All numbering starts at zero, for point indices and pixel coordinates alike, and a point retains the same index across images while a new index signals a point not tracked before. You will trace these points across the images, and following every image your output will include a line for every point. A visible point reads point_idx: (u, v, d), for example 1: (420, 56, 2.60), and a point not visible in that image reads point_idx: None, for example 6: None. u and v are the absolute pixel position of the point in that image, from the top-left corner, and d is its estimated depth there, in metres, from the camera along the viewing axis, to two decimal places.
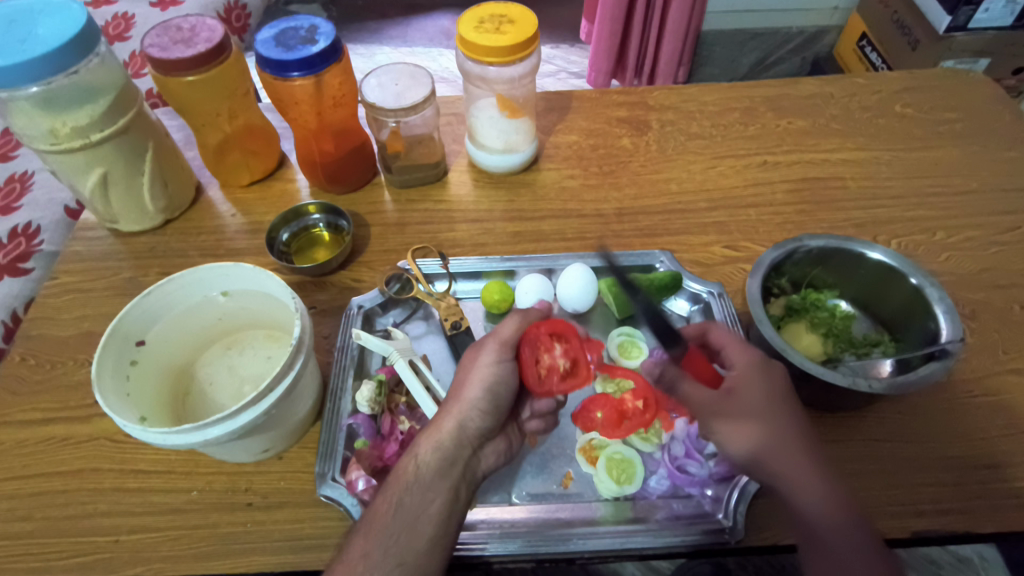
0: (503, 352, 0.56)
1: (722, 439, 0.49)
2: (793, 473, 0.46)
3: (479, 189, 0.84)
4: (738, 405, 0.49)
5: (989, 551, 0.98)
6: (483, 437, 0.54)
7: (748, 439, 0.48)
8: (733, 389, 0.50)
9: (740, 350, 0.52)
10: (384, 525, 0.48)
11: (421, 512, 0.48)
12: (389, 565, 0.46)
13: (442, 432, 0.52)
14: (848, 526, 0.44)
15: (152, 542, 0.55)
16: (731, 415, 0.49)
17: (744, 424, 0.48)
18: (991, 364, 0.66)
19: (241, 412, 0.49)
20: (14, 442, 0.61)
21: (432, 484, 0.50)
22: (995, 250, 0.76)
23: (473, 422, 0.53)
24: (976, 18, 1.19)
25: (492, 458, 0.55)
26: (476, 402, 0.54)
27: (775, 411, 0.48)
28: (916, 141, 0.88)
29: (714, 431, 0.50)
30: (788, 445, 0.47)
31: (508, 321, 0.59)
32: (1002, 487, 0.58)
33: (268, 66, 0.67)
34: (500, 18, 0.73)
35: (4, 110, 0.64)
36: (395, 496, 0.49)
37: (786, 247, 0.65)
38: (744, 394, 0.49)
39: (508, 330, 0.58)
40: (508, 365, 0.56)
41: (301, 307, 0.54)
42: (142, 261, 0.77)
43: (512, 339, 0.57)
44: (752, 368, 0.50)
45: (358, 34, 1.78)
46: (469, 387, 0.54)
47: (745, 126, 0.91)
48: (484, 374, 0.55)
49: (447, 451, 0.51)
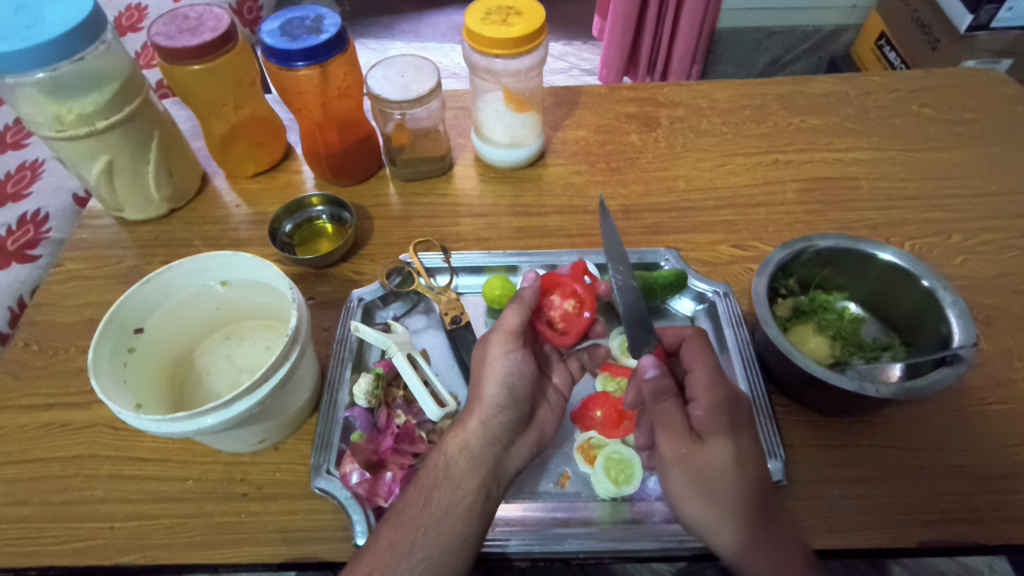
0: (509, 343, 0.54)
1: (675, 483, 0.48)
2: (734, 529, 0.45)
3: (485, 183, 0.83)
4: (705, 446, 0.47)
5: (1000, 563, 0.95)
6: (511, 432, 0.53)
7: (703, 486, 0.46)
8: (701, 426, 0.48)
9: (707, 383, 0.49)
10: (412, 516, 0.48)
11: (449, 509, 0.48)
12: (416, 558, 0.46)
13: (467, 433, 0.52)
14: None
15: (147, 529, 0.55)
16: (697, 456, 0.47)
17: (709, 470, 0.46)
18: (1005, 371, 0.64)
19: (235, 400, 0.48)
20: (14, 427, 0.62)
21: (461, 481, 0.49)
22: (1013, 254, 0.74)
23: (496, 419, 0.52)
24: (999, 17, 1.15)
25: (525, 450, 0.54)
26: (495, 400, 0.53)
27: (743, 456, 0.47)
28: (931, 141, 0.86)
29: (670, 475, 0.48)
30: (741, 497, 0.46)
31: (510, 309, 0.56)
32: (1014, 499, 0.56)
33: (272, 55, 0.67)
34: (507, 10, 0.72)
35: (11, 96, 0.64)
36: (424, 490, 0.49)
37: (794, 247, 0.63)
38: (714, 432, 0.47)
39: (511, 319, 0.55)
40: (518, 355, 0.54)
41: (298, 298, 0.54)
42: (147, 249, 0.77)
43: (517, 329, 0.55)
44: (720, 406, 0.48)
45: (371, 29, 1.78)
46: (485, 386, 0.53)
47: (756, 124, 0.89)
48: (498, 370, 0.53)
49: (474, 451, 0.51)
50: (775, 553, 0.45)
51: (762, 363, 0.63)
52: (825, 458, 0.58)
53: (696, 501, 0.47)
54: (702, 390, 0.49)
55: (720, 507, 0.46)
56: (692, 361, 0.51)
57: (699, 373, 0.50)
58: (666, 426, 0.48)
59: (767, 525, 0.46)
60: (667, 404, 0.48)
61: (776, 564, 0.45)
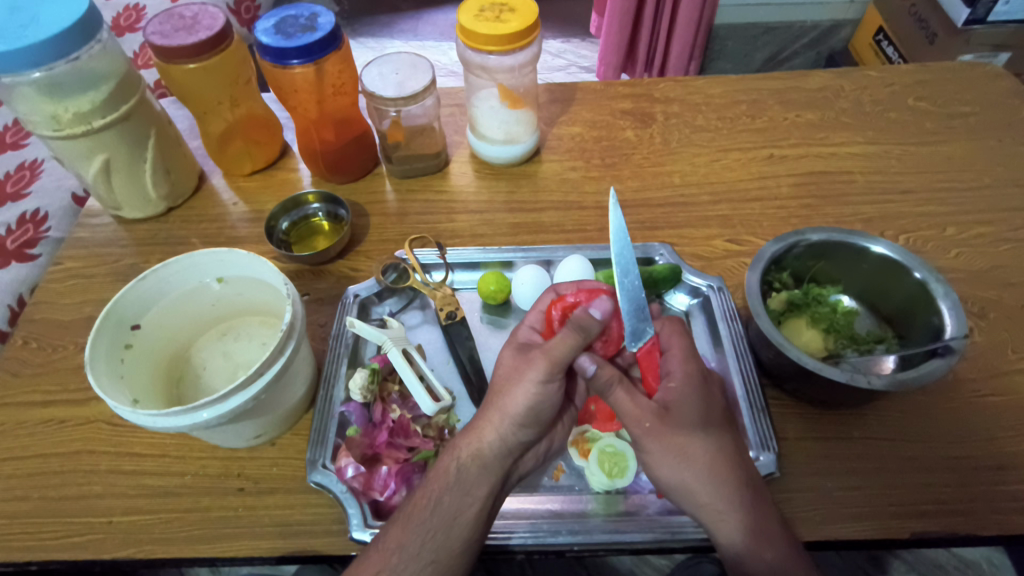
0: (553, 374, 0.50)
1: (650, 455, 0.47)
2: (712, 495, 0.46)
3: (480, 180, 0.84)
4: (677, 416, 0.47)
5: (999, 556, 0.95)
6: (526, 445, 0.52)
7: (678, 456, 0.46)
8: (671, 398, 0.49)
9: (682, 359, 0.51)
10: (421, 519, 0.48)
11: (458, 514, 0.48)
12: (424, 561, 0.46)
13: (482, 441, 0.50)
14: (765, 550, 0.45)
15: (145, 524, 0.56)
16: (669, 429, 0.47)
17: (680, 437, 0.47)
18: (999, 363, 0.64)
19: (231, 395, 0.49)
20: (14, 423, 0.62)
21: (471, 488, 0.49)
22: (1008, 247, 0.74)
23: (515, 436, 0.50)
24: (996, 10, 1.15)
25: (531, 461, 0.54)
26: (514, 415, 0.50)
27: (711, 428, 0.48)
28: (927, 134, 0.86)
29: (646, 447, 0.47)
30: (717, 463, 0.47)
31: (566, 338, 0.50)
32: (1007, 489, 0.56)
33: (268, 54, 0.68)
34: (501, 7, 0.72)
35: (8, 95, 0.65)
36: (433, 494, 0.49)
37: (786, 241, 0.63)
38: (684, 403, 0.48)
39: (562, 351, 0.50)
40: (554, 384, 0.51)
41: (293, 294, 0.54)
42: (145, 248, 0.78)
43: (565, 360, 0.50)
44: (692, 378, 0.50)
45: (369, 28, 1.78)
46: (509, 400, 0.50)
47: (752, 119, 0.89)
48: (522, 390, 0.50)
49: (487, 460, 0.50)
50: (760, 519, 0.46)
51: (755, 356, 0.63)
52: (819, 450, 0.59)
53: (674, 470, 0.47)
54: (675, 366, 0.51)
55: (699, 474, 0.46)
56: (669, 342, 0.53)
57: (675, 351, 0.52)
58: (633, 404, 0.48)
59: (755, 498, 0.47)
60: (620, 392, 0.48)
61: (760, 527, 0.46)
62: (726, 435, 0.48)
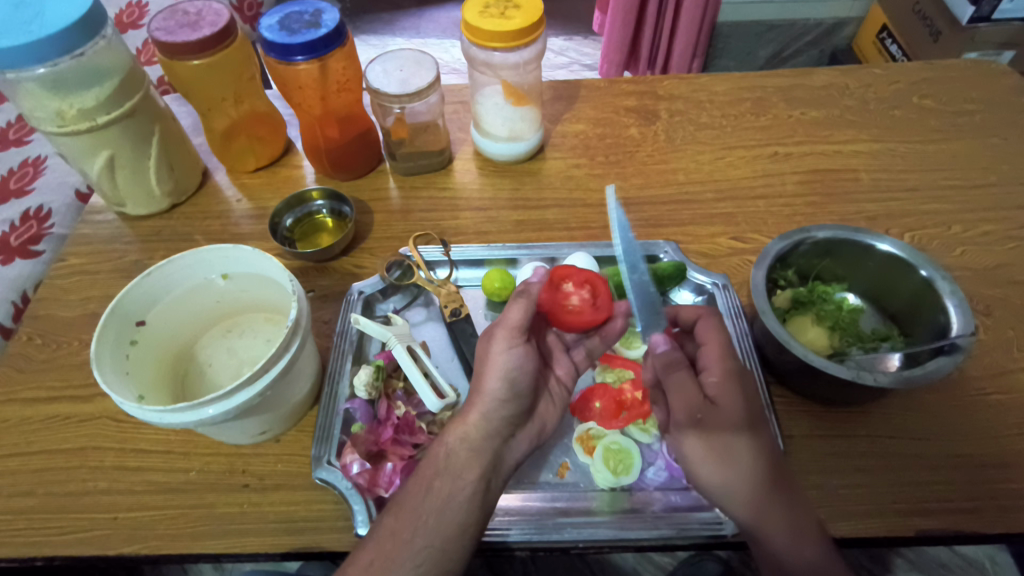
0: (514, 338, 0.54)
1: (691, 451, 0.48)
2: (744, 496, 0.46)
3: (485, 177, 0.83)
4: (720, 418, 0.47)
5: (1001, 555, 0.96)
6: (513, 423, 0.53)
7: (722, 455, 0.47)
8: (714, 393, 0.49)
9: (717, 354, 0.50)
10: (413, 506, 0.48)
11: (450, 499, 0.48)
12: (417, 546, 0.46)
13: (468, 425, 0.51)
14: (804, 550, 0.45)
15: (151, 520, 0.56)
16: (712, 426, 0.47)
17: (721, 437, 0.47)
18: (1005, 361, 0.64)
19: (236, 391, 0.49)
20: (19, 419, 0.62)
21: (462, 472, 0.49)
22: (1013, 245, 0.74)
23: (498, 412, 0.52)
24: (1001, 8, 1.14)
25: (525, 442, 0.54)
26: (496, 395, 0.52)
27: (752, 428, 0.48)
28: (932, 132, 0.86)
29: (685, 442, 0.49)
30: (756, 465, 0.46)
31: (513, 304, 0.55)
32: (1012, 488, 0.56)
33: (272, 50, 0.67)
34: (506, 2, 0.72)
35: (13, 92, 0.65)
36: (424, 480, 0.49)
37: (792, 238, 0.63)
38: (727, 400, 0.48)
39: (516, 315, 0.54)
40: (519, 349, 0.54)
41: (297, 290, 0.54)
42: (149, 244, 0.78)
43: (521, 323, 0.54)
44: (730, 373, 0.49)
45: (371, 25, 1.78)
46: (486, 380, 0.52)
47: (756, 117, 0.89)
48: (499, 363, 0.53)
49: (474, 442, 0.50)
50: (789, 518, 0.46)
51: (760, 354, 0.63)
52: (825, 448, 0.59)
53: (715, 471, 0.47)
54: (712, 360, 0.50)
55: (739, 476, 0.46)
56: (705, 336, 0.52)
57: (712, 346, 0.51)
58: (682, 397, 0.48)
59: (776, 491, 0.46)
60: (677, 381, 0.49)
61: (786, 525, 0.46)
62: (762, 438, 0.48)
